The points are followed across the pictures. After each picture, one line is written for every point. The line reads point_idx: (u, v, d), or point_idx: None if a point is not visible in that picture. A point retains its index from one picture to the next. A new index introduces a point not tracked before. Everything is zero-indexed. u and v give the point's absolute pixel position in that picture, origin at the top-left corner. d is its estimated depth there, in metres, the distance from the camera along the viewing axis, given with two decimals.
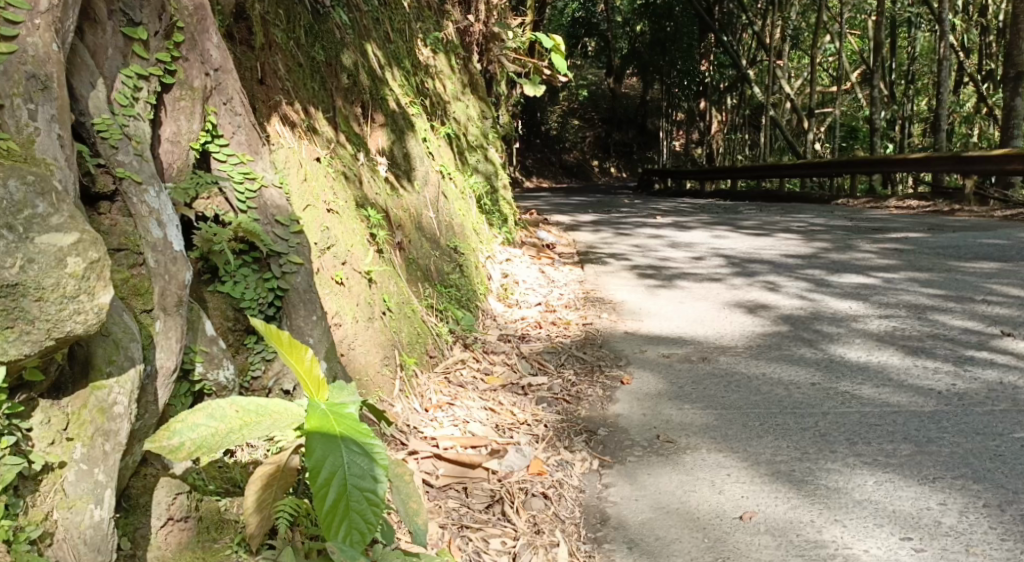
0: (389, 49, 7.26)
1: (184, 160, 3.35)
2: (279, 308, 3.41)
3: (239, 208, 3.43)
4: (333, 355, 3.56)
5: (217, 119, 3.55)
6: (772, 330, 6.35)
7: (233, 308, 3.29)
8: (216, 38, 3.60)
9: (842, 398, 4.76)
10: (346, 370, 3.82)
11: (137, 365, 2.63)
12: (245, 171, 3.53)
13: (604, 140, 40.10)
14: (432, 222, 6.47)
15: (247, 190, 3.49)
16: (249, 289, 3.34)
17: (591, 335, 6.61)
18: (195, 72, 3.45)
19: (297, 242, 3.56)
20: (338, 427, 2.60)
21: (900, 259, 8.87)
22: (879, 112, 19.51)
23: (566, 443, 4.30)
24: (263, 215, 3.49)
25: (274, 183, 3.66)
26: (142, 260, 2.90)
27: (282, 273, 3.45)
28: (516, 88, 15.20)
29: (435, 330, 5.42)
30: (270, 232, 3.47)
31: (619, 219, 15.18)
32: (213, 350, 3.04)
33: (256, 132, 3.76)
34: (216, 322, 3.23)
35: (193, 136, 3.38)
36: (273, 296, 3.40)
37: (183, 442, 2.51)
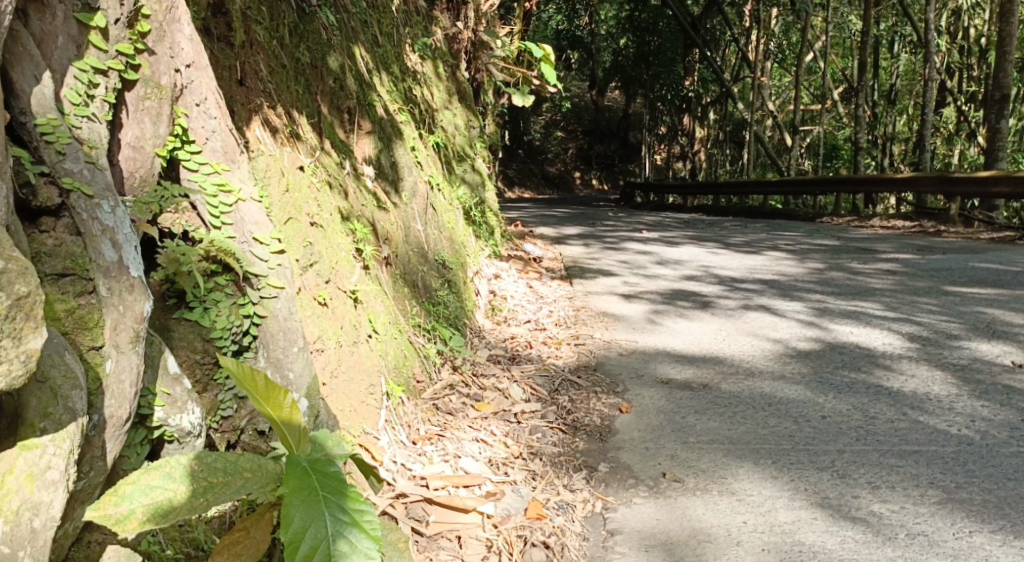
0: (377, 53, 6.93)
1: (148, 167, 3.04)
2: (255, 338, 3.05)
3: (212, 224, 3.11)
4: (315, 392, 3.19)
5: (189, 122, 3.23)
6: (775, 356, 6.06)
7: (202, 338, 2.93)
8: (188, 30, 3.30)
9: (858, 434, 4.46)
10: (328, 404, 3.47)
11: (78, 418, 2.34)
12: (219, 182, 3.21)
13: (586, 152, 39.91)
14: (420, 235, 6.14)
15: (221, 205, 3.18)
16: (221, 316, 2.99)
17: (583, 357, 6.30)
18: (163, 67, 3.14)
19: (274, 263, 3.26)
20: (322, 491, 2.40)
21: (896, 282, 8.64)
22: (863, 131, 19.41)
23: (564, 480, 3.98)
24: (240, 232, 3.20)
25: (253, 196, 3.35)
26: (91, 287, 2.58)
27: (260, 299, 3.12)
28: (504, 97, 14.92)
29: (422, 352, 5.08)
30: (247, 252, 3.18)
31: (605, 232, 14.90)
32: (175, 391, 2.73)
33: (234, 137, 3.43)
34: (182, 355, 2.87)
35: (159, 141, 3.07)
36: (249, 323, 3.06)
37: (134, 510, 2.28)
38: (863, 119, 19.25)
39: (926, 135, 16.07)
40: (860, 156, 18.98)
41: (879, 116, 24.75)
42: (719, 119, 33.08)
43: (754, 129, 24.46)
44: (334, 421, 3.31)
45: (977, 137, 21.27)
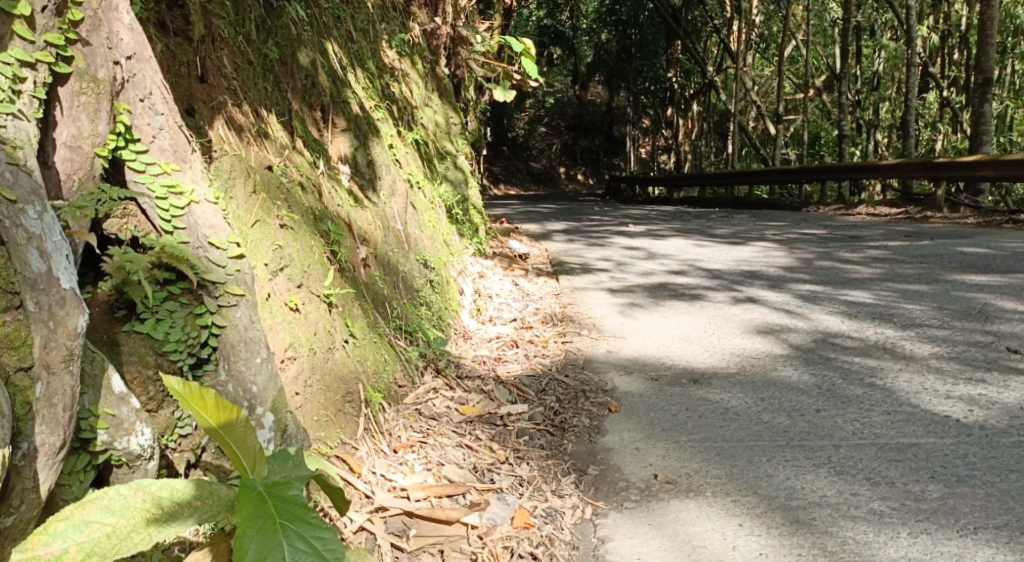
0: (350, 50, 6.75)
1: (88, 169, 2.88)
2: (214, 349, 2.91)
3: (164, 229, 2.98)
4: (283, 404, 3.05)
5: (132, 118, 3.04)
6: (767, 350, 5.91)
7: (154, 352, 2.82)
8: (127, 17, 3.08)
9: (854, 428, 4.32)
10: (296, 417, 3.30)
11: (2, 448, 2.20)
12: (169, 183, 3.05)
13: (570, 147, 39.73)
14: (400, 236, 5.97)
15: (172, 208, 3.03)
16: (175, 328, 2.86)
17: (570, 355, 6.15)
18: (99, 59, 2.94)
19: (234, 269, 3.07)
20: (279, 518, 2.36)
21: (884, 269, 8.53)
22: (847, 118, 19.34)
23: (552, 485, 3.82)
24: (194, 237, 3.03)
25: (207, 197, 3.18)
26: (18, 301, 2.40)
27: (218, 308, 2.96)
28: (486, 93, 14.76)
29: (403, 355, 4.92)
30: (202, 259, 3.00)
31: (590, 227, 14.75)
32: (121, 412, 2.60)
33: (186, 134, 3.23)
34: (132, 372, 2.76)
35: (98, 140, 2.90)
36: (207, 334, 2.90)
37: (68, 548, 2.22)
38: (846, 107, 19.18)
39: (909, 121, 16.00)
40: (845, 144, 18.89)
41: (862, 102, 24.64)
42: (702, 110, 32.99)
43: (737, 120, 24.35)
44: (304, 435, 3.17)
45: (960, 122, 21.25)
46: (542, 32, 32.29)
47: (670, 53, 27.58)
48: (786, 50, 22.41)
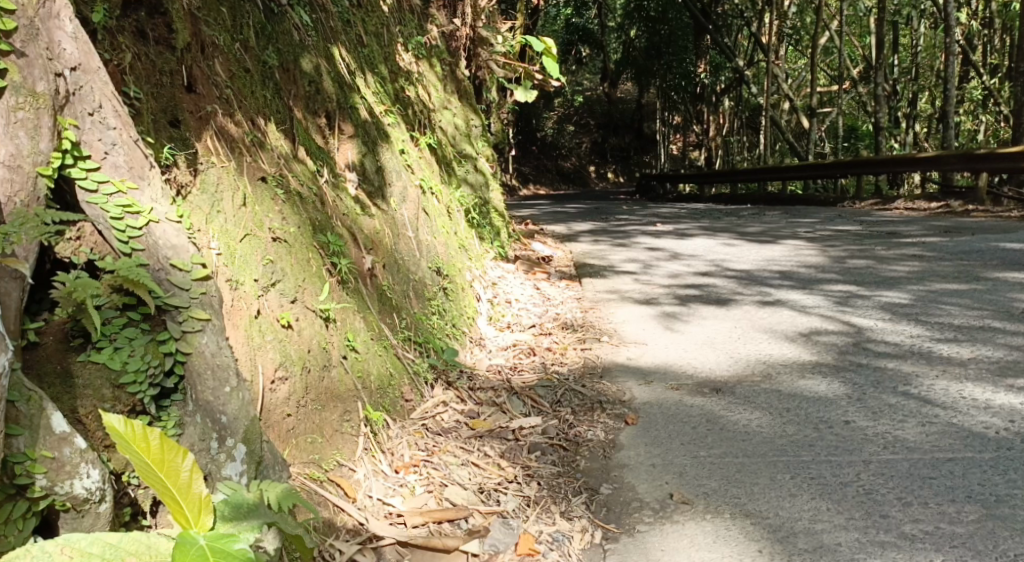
0: (361, 53, 6.61)
1: (29, 190, 2.69)
2: (180, 378, 2.78)
3: (121, 250, 2.84)
4: (257, 434, 2.91)
5: (80, 134, 2.87)
6: (793, 356, 5.69)
7: (111, 384, 2.67)
8: (71, 26, 2.93)
9: (885, 442, 4.10)
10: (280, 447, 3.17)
11: None
12: (124, 203, 2.89)
13: (600, 145, 39.41)
14: (411, 243, 5.81)
15: (128, 228, 2.88)
16: (134, 357, 2.71)
17: (589, 363, 5.96)
18: (38, 72, 2.76)
19: (199, 291, 2.93)
20: None
21: (920, 267, 8.24)
22: (882, 111, 18.91)
23: (561, 506, 3.64)
24: (153, 259, 2.89)
25: (167, 215, 3.02)
26: None
27: (183, 334, 2.82)
28: (509, 94, 14.59)
29: (412, 368, 4.75)
30: (162, 280, 2.87)
31: (617, 228, 14.51)
32: (61, 453, 2.42)
33: (143, 149, 3.06)
34: (86, 406, 2.62)
35: (40, 159, 2.72)
36: (171, 361, 2.77)
37: None
38: (882, 99, 18.76)
39: (948, 112, 15.55)
40: (881, 137, 18.46)
41: (898, 94, 24.11)
42: (734, 106, 32.55)
43: (768, 115, 23.94)
44: (283, 466, 3.01)
45: (1000, 112, 20.72)
46: (569, 31, 32.08)
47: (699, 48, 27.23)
48: (819, 43, 22.00)
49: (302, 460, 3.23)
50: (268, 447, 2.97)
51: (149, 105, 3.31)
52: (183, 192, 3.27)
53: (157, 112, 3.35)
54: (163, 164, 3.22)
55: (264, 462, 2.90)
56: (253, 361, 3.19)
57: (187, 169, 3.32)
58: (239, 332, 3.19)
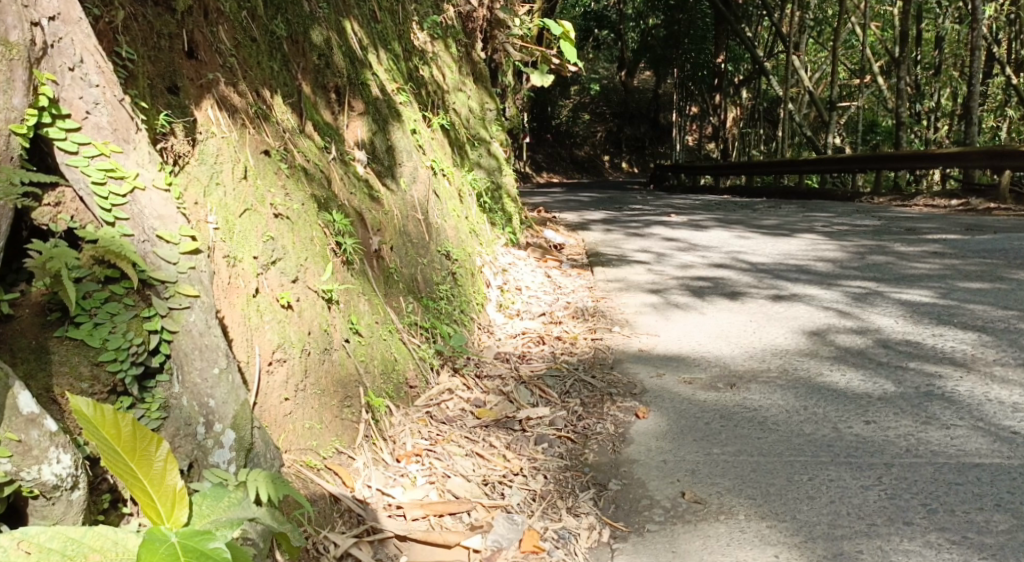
0: (374, 30, 6.45)
1: (2, 149, 2.50)
2: (166, 357, 2.64)
3: (103, 219, 2.70)
4: (246, 418, 2.80)
5: (59, 91, 2.70)
6: (811, 352, 5.51)
7: (90, 362, 2.52)
8: None
9: (908, 445, 3.94)
10: (277, 433, 3.03)
11: None
12: (107, 167, 2.75)
13: (616, 135, 39.12)
14: (421, 225, 5.65)
15: (111, 195, 2.74)
16: (116, 333, 2.57)
17: (600, 353, 5.80)
18: (13, 21, 2.58)
19: (186, 265, 2.82)
20: None
21: (942, 265, 8.03)
22: (903, 106, 18.59)
23: (568, 501, 3.50)
24: (138, 229, 2.76)
25: (153, 183, 2.89)
26: None
27: (169, 311, 2.69)
28: (525, 79, 14.41)
29: (417, 353, 4.60)
30: (147, 253, 2.74)
31: (630, 217, 14.33)
32: (28, 436, 2.28)
33: (128, 112, 2.91)
34: (62, 386, 2.47)
35: (14, 115, 2.53)
36: (157, 339, 2.63)
37: None
38: (904, 93, 18.41)
39: (973, 108, 15.23)
40: (901, 131, 18.14)
41: (920, 89, 23.73)
42: (752, 98, 32.20)
43: (787, 107, 23.62)
44: (274, 453, 2.90)
45: None
46: (587, 18, 31.81)
47: (719, 38, 26.92)
48: (840, 36, 21.67)
49: (299, 446, 3.09)
50: (259, 434, 2.87)
51: (144, 69, 3.15)
52: (180, 162, 3.12)
53: (155, 77, 3.19)
54: (158, 132, 3.07)
55: (254, 450, 2.79)
56: (251, 341, 3.06)
57: (185, 138, 3.16)
58: (236, 311, 3.05)
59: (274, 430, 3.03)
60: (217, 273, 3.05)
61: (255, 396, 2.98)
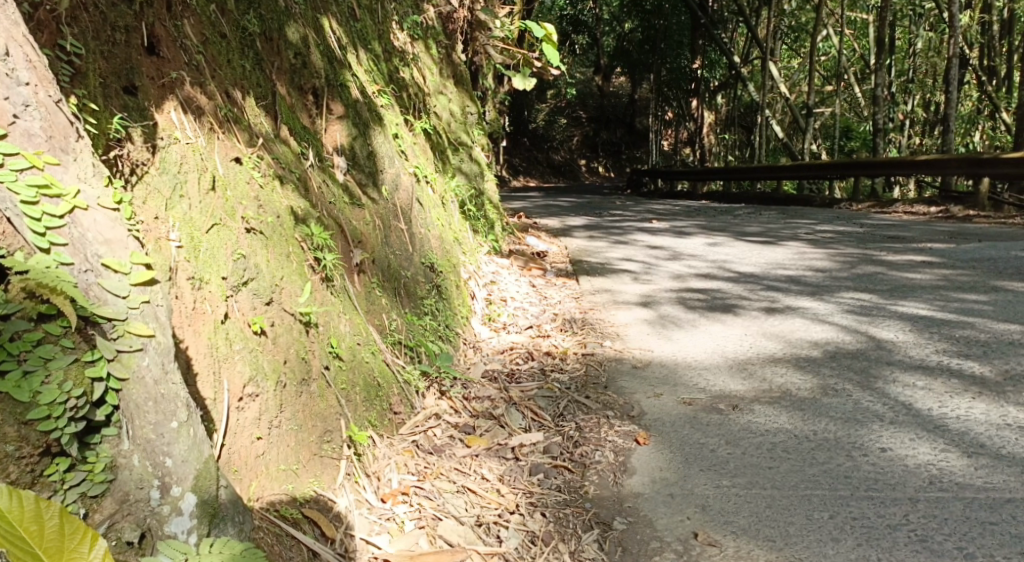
0: (353, 28, 6.12)
1: None
2: (114, 408, 2.32)
3: (36, 245, 2.33)
4: (210, 477, 2.49)
5: None
6: (815, 366, 5.23)
7: (16, 421, 2.18)
8: None
9: (931, 475, 3.66)
10: (243, 483, 2.67)
11: None
12: (40, 183, 2.39)
13: (592, 139, 38.92)
14: (403, 235, 5.32)
15: (45, 216, 2.37)
16: (50, 383, 2.22)
17: (592, 369, 5.50)
18: None
19: (138, 300, 2.48)
20: None
21: (935, 275, 7.82)
22: (881, 112, 18.47)
23: (570, 544, 3.28)
24: (78, 256, 2.40)
25: (98, 201, 2.53)
26: None
27: (116, 355, 2.36)
28: (505, 82, 14.09)
29: (402, 376, 4.27)
30: (88, 287, 2.39)
31: (612, 223, 14.05)
32: None
33: (67, 116, 2.55)
34: None
35: None
36: (102, 387, 2.31)
37: None
38: (880, 100, 18.29)
39: (950, 114, 15.14)
40: (877, 137, 18.01)
41: (895, 95, 23.71)
42: (728, 103, 32.12)
43: (766, 113, 23.50)
44: (247, 514, 2.57)
45: (998, 117, 20.33)
46: (564, 22, 31.57)
47: (696, 43, 26.77)
48: (818, 41, 21.55)
49: (273, 492, 2.75)
50: (227, 493, 2.54)
51: (96, 65, 2.80)
52: (138, 171, 2.78)
53: (109, 75, 2.85)
54: (112, 138, 2.73)
55: (222, 513, 2.48)
56: (218, 374, 2.73)
57: (144, 145, 2.83)
58: (201, 340, 2.72)
59: (244, 474, 2.70)
60: (181, 298, 2.72)
61: (222, 437, 2.66)
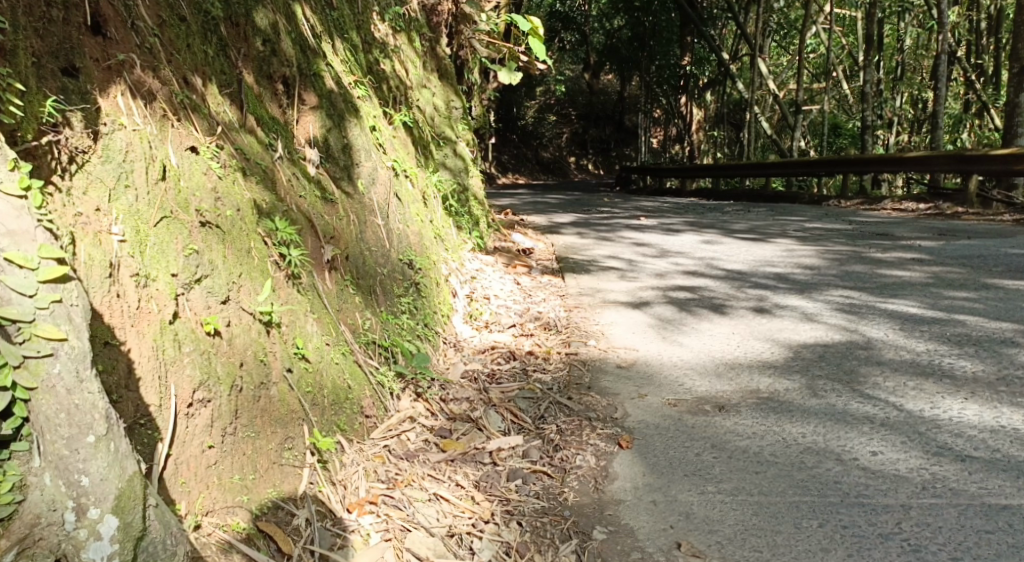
0: (329, 16, 5.92)
1: None
2: (24, 420, 2.18)
3: None
4: (134, 496, 2.31)
5: None
6: (805, 366, 5.07)
7: None
8: None
9: (923, 481, 3.50)
10: (181, 501, 2.48)
11: None
12: None
13: (581, 136, 38.73)
14: (380, 231, 5.13)
15: None
16: None
17: (575, 370, 5.31)
18: None
19: (49, 299, 2.27)
20: None
21: (925, 273, 7.67)
22: (870, 109, 18.34)
23: (546, 555, 3.13)
24: None
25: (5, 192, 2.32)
26: None
27: (24, 361, 2.19)
28: (491, 77, 13.90)
29: (375, 378, 4.08)
30: None
31: (599, 220, 13.88)
32: None
33: None
34: None
35: None
36: (9, 397, 2.15)
37: None
38: (869, 96, 18.15)
39: (940, 111, 15.00)
40: (866, 135, 17.87)
41: (884, 92, 23.58)
42: (716, 100, 31.97)
43: (754, 109, 23.35)
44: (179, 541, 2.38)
45: (987, 114, 20.20)
46: (553, 18, 31.37)
47: (685, 39, 26.61)
48: (806, 38, 21.41)
49: (224, 505, 2.59)
50: (156, 515, 2.35)
51: (26, 43, 2.59)
52: (78, 159, 2.60)
53: (44, 55, 2.65)
54: (45, 122, 2.54)
55: (148, 534, 2.30)
56: (164, 379, 2.56)
57: (84, 130, 2.65)
58: (145, 342, 2.54)
59: (192, 486, 2.54)
60: (123, 297, 2.54)
61: (167, 447, 2.49)
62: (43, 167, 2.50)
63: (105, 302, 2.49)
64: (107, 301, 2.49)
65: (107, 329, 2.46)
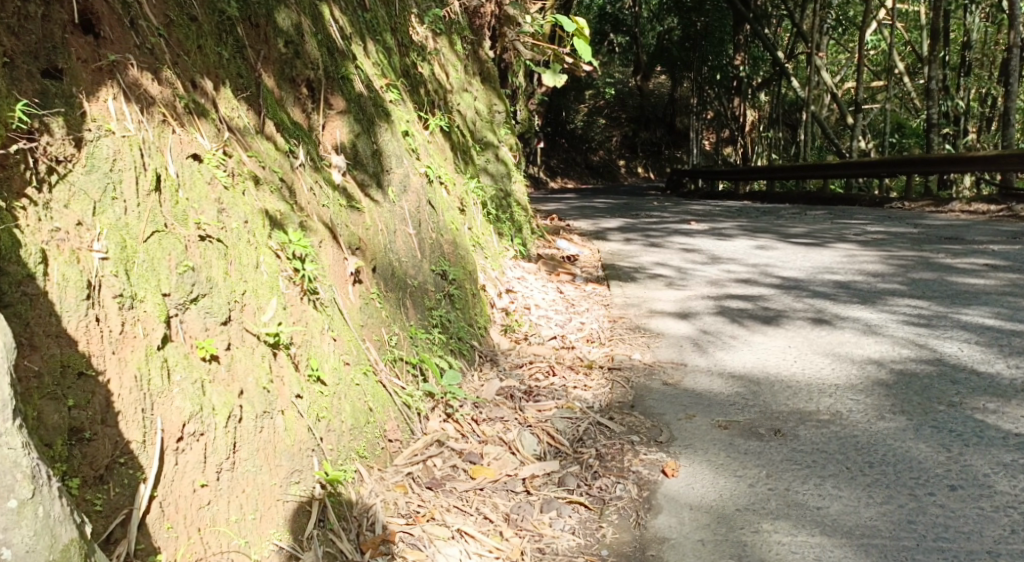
0: (359, 17, 5.68)
1: None
2: None
3: None
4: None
5: None
6: (868, 384, 4.71)
7: None
8: None
9: (1012, 522, 3.17)
10: (173, 539, 2.38)
11: None
12: None
13: (630, 139, 38.23)
14: (411, 240, 4.85)
15: None
16: None
17: (618, 388, 4.97)
18: None
19: None
20: None
21: (1000, 280, 7.20)
22: (933, 107, 17.64)
23: None
24: None
25: None
26: None
27: None
28: (535, 80, 13.59)
29: (400, 398, 3.80)
30: None
31: (648, 224, 13.50)
32: None
33: None
34: None
35: None
36: None
37: None
38: (932, 94, 17.46)
39: (1009, 108, 14.34)
40: (929, 134, 17.19)
41: (947, 90, 22.76)
42: (770, 101, 31.27)
43: (810, 110, 22.70)
44: None
45: None
46: (602, 20, 30.94)
47: (737, 39, 25.97)
48: (866, 36, 20.72)
49: (218, 550, 2.45)
50: None
51: (2, 43, 2.46)
52: (59, 169, 2.49)
53: (24, 56, 2.52)
54: (15, 129, 2.40)
55: None
56: (149, 413, 2.43)
57: (65, 137, 2.53)
58: (126, 371, 2.41)
59: (181, 531, 2.40)
60: (104, 321, 2.42)
61: (151, 488, 2.36)
62: (14, 178, 2.36)
63: (81, 327, 2.36)
64: (84, 325, 2.37)
65: (82, 357, 2.34)
